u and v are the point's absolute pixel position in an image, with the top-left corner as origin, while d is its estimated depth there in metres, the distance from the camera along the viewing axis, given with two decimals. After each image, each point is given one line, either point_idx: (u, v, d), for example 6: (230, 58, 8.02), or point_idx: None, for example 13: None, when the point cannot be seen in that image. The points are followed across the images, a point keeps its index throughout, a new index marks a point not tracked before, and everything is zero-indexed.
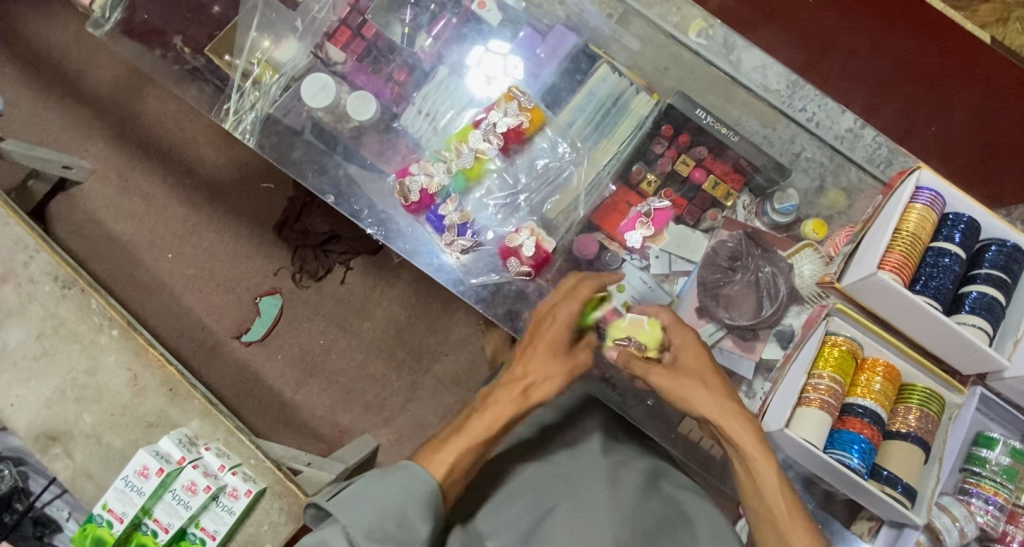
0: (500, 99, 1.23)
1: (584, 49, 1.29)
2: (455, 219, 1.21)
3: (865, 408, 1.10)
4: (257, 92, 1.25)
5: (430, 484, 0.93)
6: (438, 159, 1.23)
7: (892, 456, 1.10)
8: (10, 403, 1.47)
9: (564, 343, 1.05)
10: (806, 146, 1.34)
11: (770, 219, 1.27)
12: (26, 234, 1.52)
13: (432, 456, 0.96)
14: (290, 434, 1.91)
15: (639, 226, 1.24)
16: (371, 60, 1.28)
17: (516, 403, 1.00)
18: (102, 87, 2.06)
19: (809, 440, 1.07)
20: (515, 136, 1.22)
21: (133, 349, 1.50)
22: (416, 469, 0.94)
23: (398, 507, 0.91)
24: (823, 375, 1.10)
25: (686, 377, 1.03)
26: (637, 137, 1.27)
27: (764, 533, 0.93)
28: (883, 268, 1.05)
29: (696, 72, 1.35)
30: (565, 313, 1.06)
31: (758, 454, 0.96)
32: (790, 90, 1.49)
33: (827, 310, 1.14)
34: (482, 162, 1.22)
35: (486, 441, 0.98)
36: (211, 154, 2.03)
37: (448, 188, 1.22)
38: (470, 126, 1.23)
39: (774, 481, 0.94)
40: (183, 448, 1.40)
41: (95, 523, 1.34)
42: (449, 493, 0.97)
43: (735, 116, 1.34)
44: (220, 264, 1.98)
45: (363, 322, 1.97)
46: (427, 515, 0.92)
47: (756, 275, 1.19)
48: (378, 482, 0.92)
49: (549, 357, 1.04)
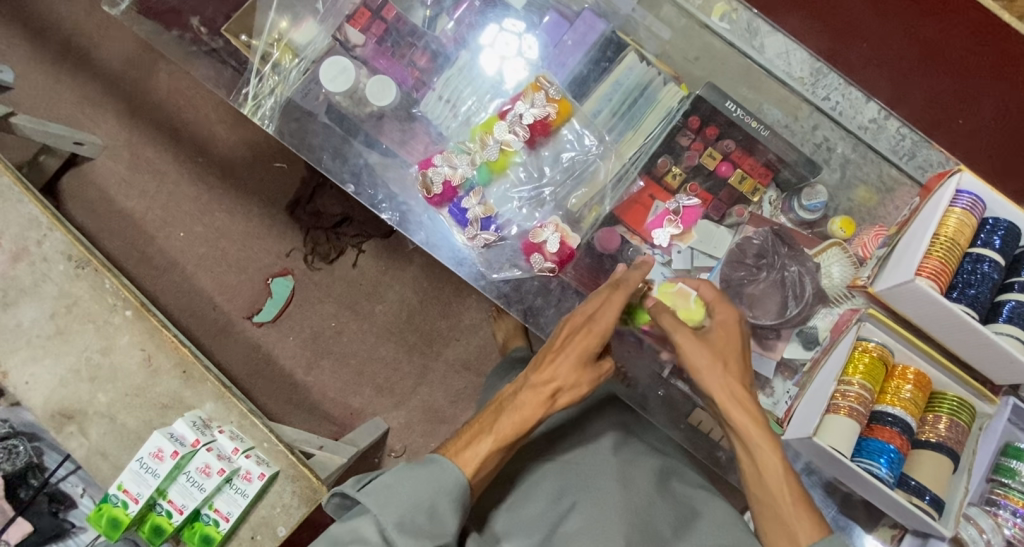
0: (527, 89, 1.20)
1: (612, 36, 1.26)
2: (478, 212, 1.18)
3: (896, 417, 1.09)
4: (277, 77, 1.23)
5: (459, 477, 0.98)
6: (463, 151, 1.21)
7: (922, 466, 1.09)
8: (25, 380, 1.48)
9: (593, 357, 1.06)
10: (828, 135, 1.32)
11: (797, 216, 1.25)
12: (39, 213, 1.51)
13: (461, 452, 1.01)
14: (302, 415, 1.92)
15: (667, 224, 1.21)
16: (391, 44, 1.24)
17: (545, 407, 1.04)
18: (113, 62, 2.02)
19: (838, 449, 1.05)
20: (541, 128, 1.19)
21: (147, 330, 1.50)
22: (443, 462, 0.99)
23: (428, 501, 0.96)
24: (852, 382, 1.08)
25: (708, 350, 1.02)
26: (665, 128, 1.23)
27: (765, 521, 0.97)
28: (919, 275, 1.02)
29: (728, 63, 1.31)
30: (598, 330, 1.05)
31: (762, 435, 0.99)
32: (814, 78, 1.48)
33: (859, 315, 1.13)
34: (508, 154, 1.20)
35: (518, 436, 1.04)
36: (224, 132, 2.00)
37: (472, 180, 1.19)
38: (496, 117, 1.20)
39: (779, 464, 0.97)
40: (197, 430, 1.41)
41: (110, 503, 1.34)
42: (475, 481, 1.01)
43: (758, 104, 1.31)
44: (232, 244, 1.97)
45: (375, 305, 1.96)
46: (455, 509, 0.97)
47: (782, 273, 1.17)
48: (409, 475, 0.97)
49: (578, 367, 1.05)
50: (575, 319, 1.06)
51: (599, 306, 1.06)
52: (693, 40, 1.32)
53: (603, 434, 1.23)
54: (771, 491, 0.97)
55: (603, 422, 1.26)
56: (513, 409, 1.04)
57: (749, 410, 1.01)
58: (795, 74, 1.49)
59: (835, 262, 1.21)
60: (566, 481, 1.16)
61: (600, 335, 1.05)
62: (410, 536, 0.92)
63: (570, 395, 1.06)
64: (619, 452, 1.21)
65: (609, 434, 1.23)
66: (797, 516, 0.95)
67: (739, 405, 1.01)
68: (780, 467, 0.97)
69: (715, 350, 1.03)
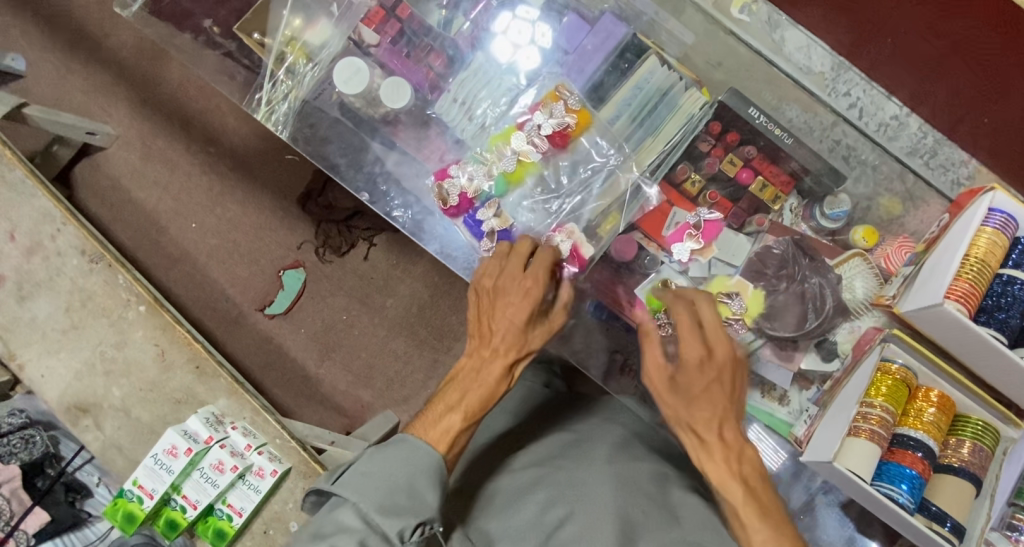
0: (545, 98, 1.18)
1: (632, 40, 1.23)
2: (494, 224, 1.15)
3: (918, 442, 1.07)
4: (292, 81, 1.21)
5: (433, 453, 0.95)
6: (479, 161, 1.18)
7: (943, 491, 1.08)
8: (41, 373, 1.49)
9: (530, 321, 1.04)
10: (846, 133, 1.34)
11: (817, 224, 1.25)
12: (52, 207, 1.52)
13: (431, 430, 0.98)
14: (314, 407, 1.93)
15: (687, 238, 1.19)
16: (406, 44, 1.23)
17: (505, 381, 1.04)
18: (124, 51, 2.01)
19: (857, 472, 1.04)
20: (560, 139, 1.17)
21: (161, 326, 1.50)
22: (415, 441, 0.96)
23: (404, 479, 0.92)
24: (874, 404, 1.07)
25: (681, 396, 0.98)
26: (686, 132, 1.22)
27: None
28: (948, 298, 1.00)
29: (752, 69, 1.35)
30: (523, 295, 1.03)
31: (729, 469, 0.94)
32: (833, 73, 1.63)
33: (883, 335, 1.11)
34: (525, 165, 1.17)
35: (483, 414, 1.03)
36: (235, 123, 1.99)
37: (488, 192, 1.17)
38: (513, 128, 1.18)
39: (738, 503, 0.92)
40: (210, 427, 1.41)
41: (125, 498, 1.36)
42: (450, 458, 0.99)
43: (775, 103, 1.34)
44: (243, 236, 1.96)
45: (386, 298, 1.95)
46: (435, 483, 0.93)
47: (803, 286, 1.16)
48: (381, 457, 0.93)
49: (522, 333, 1.04)
50: (505, 287, 1.04)
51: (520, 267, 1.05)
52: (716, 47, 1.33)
53: (611, 436, 1.22)
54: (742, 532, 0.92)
55: (614, 427, 1.25)
56: (478, 385, 1.02)
57: (717, 450, 0.95)
58: (813, 71, 1.62)
59: (857, 275, 1.20)
60: (566, 477, 1.12)
61: (532, 298, 1.03)
62: (394, 516, 0.89)
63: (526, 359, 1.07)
64: (626, 453, 1.19)
65: (617, 436, 1.22)
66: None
67: (704, 449, 0.96)
68: (745, 506, 0.92)
69: (682, 394, 0.98)
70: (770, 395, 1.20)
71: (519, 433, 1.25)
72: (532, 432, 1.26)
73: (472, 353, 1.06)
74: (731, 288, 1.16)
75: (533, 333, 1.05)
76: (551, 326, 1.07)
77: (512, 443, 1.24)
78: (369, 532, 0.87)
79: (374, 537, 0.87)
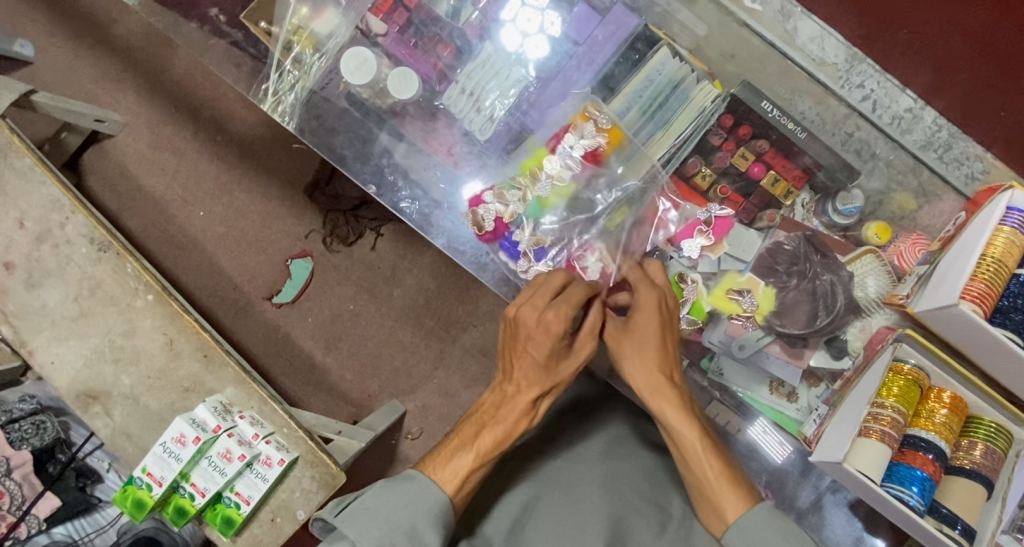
0: (575, 119, 1.15)
1: (643, 31, 1.22)
2: (530, 244, 1.13)
3: (929, 443, 1.07)
4: (299, 71, 1.20)
5: (440, 496, 0.95)
6: (513, 186, 1.15)
7: (954, 494, 1.07)
8: (51, 360, 1.50)
9: (551, 359, 1.00)
10: (859, 125, 1.35)
11: (830, 219, 1.25)
12: (61, 195, 1.51)
13: (440, 469, 0.98)
14: (320, 396, 1.93)
15: (697, 235, 1.16)
16: (414, 33, 1.21)
17: (528, 418, 1.02)
18: (132, 37, 2.00)
19: (868, 475, 1.03)
20: (592, 159, 1.15)
21: (168, 315, 1.50)
22: (423, 480, 0.96)
23: (407, 522, 0.92)
24: (885, 405, 1.06)
25: (631, 341, 1.00)
26: (696, 127, 1.21)
27: (701, 501, 0.97)
28: (964, 299, 0.99)
29: (767, 62, 1.35)
30: (542, 335, 0.99)
31: (679, 407, 0.97)
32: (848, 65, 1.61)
33: (896, 335, 1.10)
34: (560, 190, 1.14)
35: (498, 453, 1.01)
36: (243, 112, 1.97)
37: (523, 215, 1.14)
38: (545, 151, 1.16)
39: (697, 445, 0.95)
40: (218, 416, 1.41)
41: (135, 485, 1.37)
42: (459, 501, 0.99)
43: (788, 96, 1.34)
44: (251, 224, 1.96)
45: (393, 289, 1.94)
46: (437, 526, 0.94)
47: (814, 283, 1.15)
48: (388, 494, 0.94)
49: (542, 370, 1.01)
50: (526, 328, 1.00)
51: (547, 298, 1.00)
52: (731, 37, 1.34)
53: (615, 430, 1.21)
54: (696, 471, 0.95)
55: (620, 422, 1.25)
56: (495, 423, 1.01)
57: (672, 393, 0.97)
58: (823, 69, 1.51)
59: (871, 271, 1.19)
60: (564, 475, 1.14)
61: (552, 336, 0.99)
62: None
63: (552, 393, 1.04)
64: (632, 447, 1.19)
65: (621, 429, 1.22)
66: (722, 492, 0.93)
67: (659, 391, 0.97)
68: (701, 444, 0.95)
69: (637, 340, 1.00)
70: (777, 391, 1.20)
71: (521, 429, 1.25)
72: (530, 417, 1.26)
73: (496, 390, 1.06)
74: (743, 285, 1.15)
75: (558, 367, 1.02)
76: (578, 357, 1.03)
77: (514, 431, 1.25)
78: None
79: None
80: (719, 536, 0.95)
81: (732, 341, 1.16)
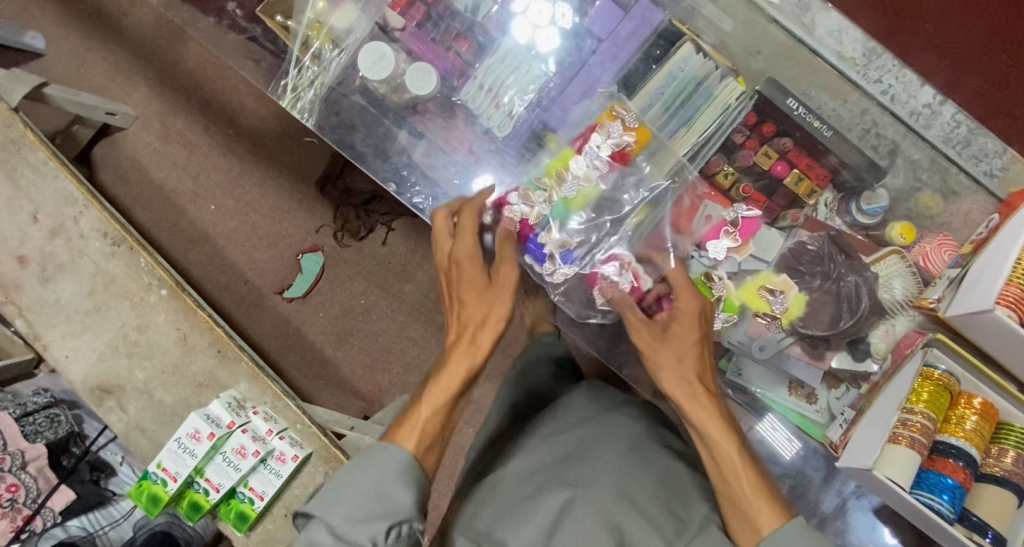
0: (602, 118, 1.13)
1: (668, 26, 1.21)
2: (557, 247, 1.11)
3: (959, 450, 1.09)
4: (318, 68, 1.20)
5: (401, 454, 0.89)
6: (539, 187, 1.12)
7: (983, 501, 1.10)
8: (65, 354, 1.50)
9: (486, 290, 1.01)
10: (878, 120, 1.34)
11: (854, 219, 1.26)
12: (75, 190, 1.51)
13: (398, 430, 0.93)
14: (332, 390, 1.90)
15: (725, 236, 1.19)
16: (432, 28, 1.21)
17: (470, 355, 0.97)
18: (142, 28, 1.99)
19: (897, 481, 1.06)
20: (620, 158, 1.12)
21: (183, 310, 1.50)
22: (383, 446, 0.90)
23: (373, 486, 0.86)
24: (915, 411, 1.08)
25: (669, 347, 0.98)
26: (719, 126, 1.21)
27: (729, 515, 0.90)
28: (999, 304, 0.99)
29: (793, 56, 1.33)
30: (469, 261, 1.03)
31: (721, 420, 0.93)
32: (868, 58, 1.36)
33: (926, 340, 1.13)
34: (587, 190, 1.12)
35: (450, 397, 0.95)
36: (253, 104, 1.96)
37: (548, 217, 1.11)
38: (571, 151, 1.13)
39: (735, 457, 0.90)
40: (232, 412, 1.41)
41: (150, 480, 1.37)
42: (427, 462, 0.92)
43: (804, 88, 1.32)
44: (263, 218, 1.94)
45: (404, 284, 1.91)
46: (405, 483, 0.87)
47: (838, 284, 1.17)
48: (351, 468, 0.89)
49: (471, 303, 1.00)
50: (455, 257, 1.04)
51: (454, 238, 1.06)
52: (758, 34, 1.33)
53: (636, 435, 1.10)
54: (730, 483, 0.89)
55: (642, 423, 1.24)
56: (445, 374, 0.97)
57: (708, 403, 0.93)
58: (845, 55, 1.36)
59: (897, 273, 1.21)
60: (585, 477, 0.99)
61: (478, 265, 1.03)
62: (362, 524, 0.84)
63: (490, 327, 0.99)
64: None
65: (641, 431, 1.12)
66: (756, 505, 0.87)
67: (695, 397, 0.94)
68: (739, 456, 0.90)
69: (675, 348, 0.98)
70: (796, 392, 1.21)
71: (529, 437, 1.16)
72: (539, 423, 1.19)
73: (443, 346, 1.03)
74: (776, 285, 1.17)
75: (482, 295, 1.01)
76: (498, 281, 1.02)
77: (524, 436, 1.16)
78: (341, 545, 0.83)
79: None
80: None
81: (753, 342, 1.18)
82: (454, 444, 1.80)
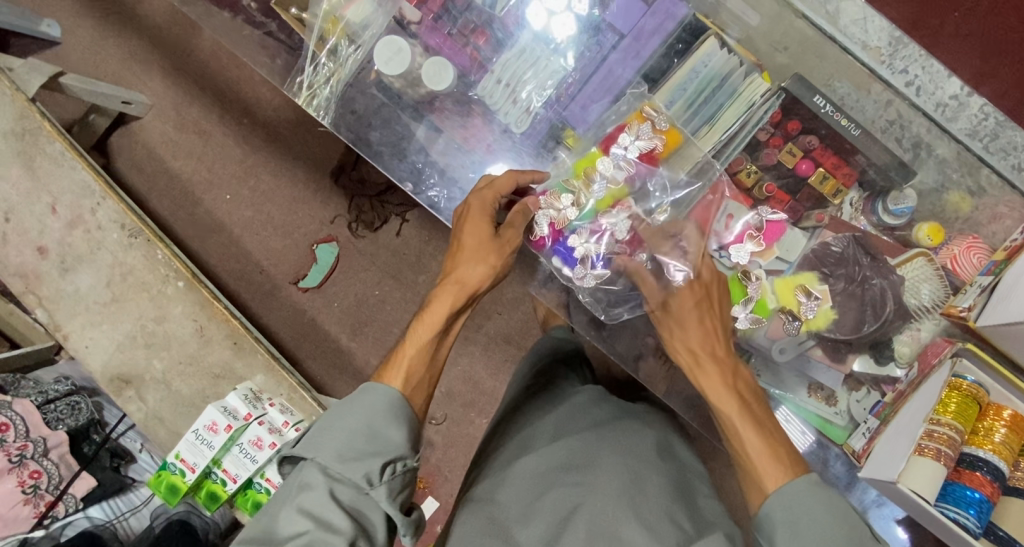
0: (631, 118, 1.11)
1: (692, 20, 1.18)
2: (588, 251, 1.10)
3: (986, 463, 1.09)
4: (334, 63, 1.19)
5: (393, 393, 0.91)
6: (567, 190, 1.10)
7: (1011, 516, 1.11)
8: (85, 344, 1.51)
9: (489, 237, 1.02)
10: (904, 113, 1.28)
11: (879, 219, 1.25)
12: (92, 180, 1.52)
13: (386, 371, 0.95)
14: (346, 380, 1.88)
15: (748, 240, 1.15)
16: (448, 22, 1.19)
17: (457, 292, 0.99)
18: (158, 16, 1.98)
19: (920, 492, 1.06)
20: (647, 160, 1.12)
21: (199, 301, 1.51)
22: (374, 388, 0.91)
23: (363, 424, 0.88)
24: (942, 421, 1.08)
25: (679, 319, 1.04)
26: (743, 122, 1.19)
27: (746, 481, 0.93)
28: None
29: (822, 52, 1.29)
30: (479, 207, 1.03)
31: (731, 396, 0.97)
32: (893, 48, 1.32)
33: (955, 349, 1.13)
34: (617, 191, 1.11)
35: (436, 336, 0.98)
36: (268, 93, 1.94)
37: (578, 221, 1.10)
38: (599, 151, 1.11)
39: (749, 433, 0.94)
40: (249, 403, 1.40)
41: (169, 471, 1.38)
42: (415, 403, 0.94)
43: (826, 80, 1.28)
44: (277, 208, 1.92)
45: (419, 275, 1.87)
46: (397, 420, 0.89)
47: (863, 287, 1.16)
48: (343, 408, 0.89)
49: (474, 253, 1.01)
50: (467, 205, 1.04)
51: (482, 186, 1.07)
52: (785, 27, 1.29)
53: (643, 444, 1.10)
54: (741, 447, 0.94)
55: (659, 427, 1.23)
56: (430, 317, 0.98)
57: (713, 371, 0.99)
58: (870, 44, 1.33)
59: (924, 278, 1.21)
60: (591, 483, 1.00)
61: (487, 213, 1.03)
62: (354, 462, 0.85)
63: (478, 281, 1.00)
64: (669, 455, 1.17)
65: (649, 440, 1.11)
66: (765, 466, 0.90)
67: (698, 367, 1.01)
68: (748, 425, 0.94)
69: (681, 319, 1.04)
70: (817, 395, 1.21)
71: (534, 436, 1.14)
72: (543, 422, 1.18)
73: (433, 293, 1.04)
74: (815, 290, 1.15)
75: (484, 246, 1.01)
76: (501, 236, 1.03)
77: (530, 434, 1.16)
78: (336, 484, 0.84)
79: (342, 486, 0.84)
80: (757, 508, 0.90)
81: (773, 344, 1.17)
82: (468, 435, 1.80)
